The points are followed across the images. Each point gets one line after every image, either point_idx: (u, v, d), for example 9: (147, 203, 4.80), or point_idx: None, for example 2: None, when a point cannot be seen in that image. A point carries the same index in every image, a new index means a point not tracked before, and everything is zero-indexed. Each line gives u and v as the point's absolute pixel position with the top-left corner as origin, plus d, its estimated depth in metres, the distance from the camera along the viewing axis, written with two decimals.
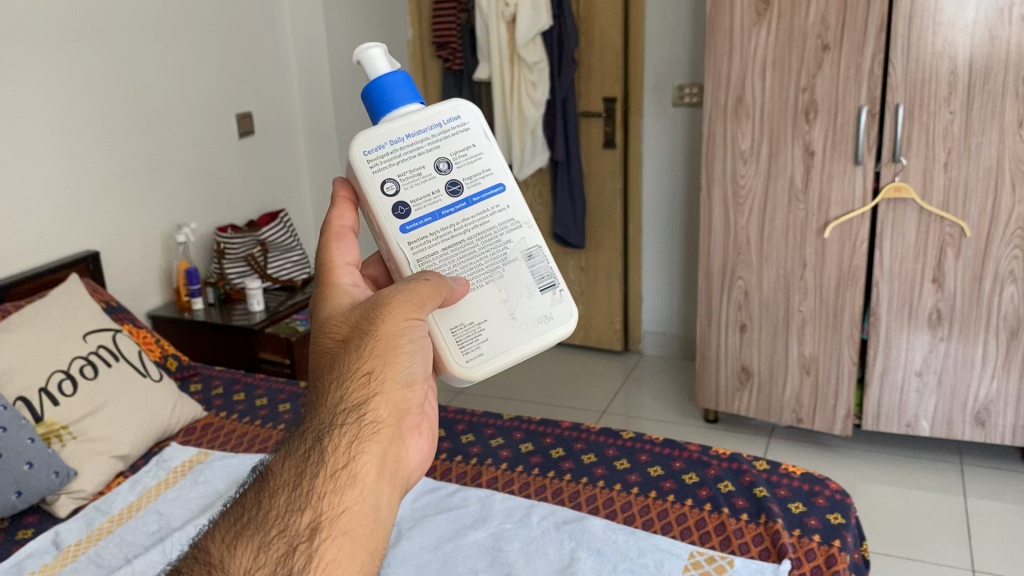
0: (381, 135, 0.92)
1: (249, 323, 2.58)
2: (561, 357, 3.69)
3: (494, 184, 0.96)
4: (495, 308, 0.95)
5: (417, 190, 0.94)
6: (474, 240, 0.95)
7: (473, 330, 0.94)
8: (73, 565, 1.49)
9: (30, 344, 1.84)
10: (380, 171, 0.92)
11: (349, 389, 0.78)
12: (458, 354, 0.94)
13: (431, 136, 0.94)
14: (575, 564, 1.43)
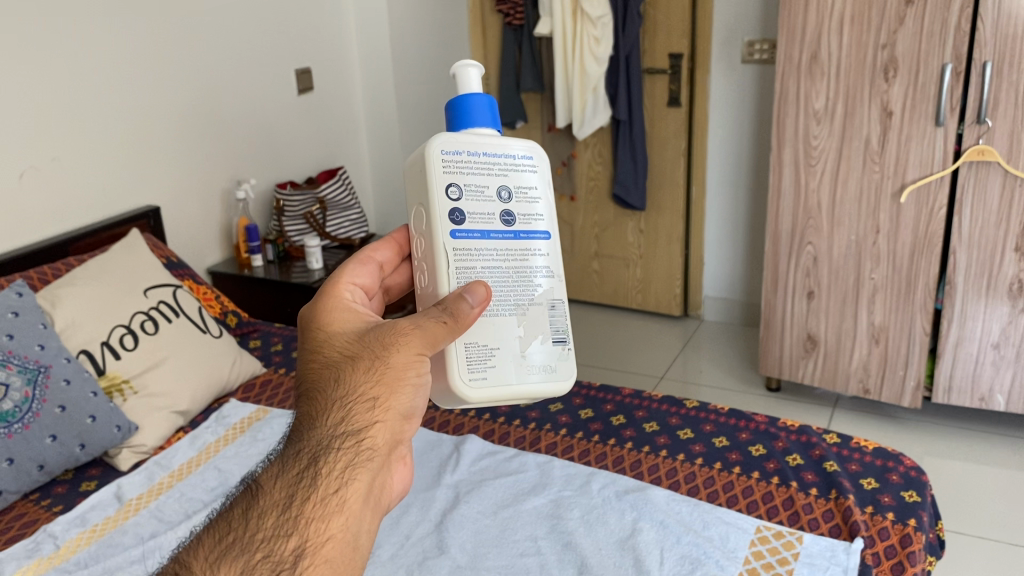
0: (461, 143, 0.89)
1: (306, 281, 2.57)
2: (617, 320, 3.64)
3: (541, 231, 0.94)
4: (510, 335, 0.90)
5: (475, 205, 0.90)
6: (509, 272, 0.92)
7: (484, 351, 0.89)
8: (135, 519, 1.51)
9: (92, 298, 1.84)
10: (451, 173, 0.89)
11: (352, 410, 0.79)
12: (464, 370, 0.87)
13: (503, 163, 0.92)
14: (636, 535, 1.41)
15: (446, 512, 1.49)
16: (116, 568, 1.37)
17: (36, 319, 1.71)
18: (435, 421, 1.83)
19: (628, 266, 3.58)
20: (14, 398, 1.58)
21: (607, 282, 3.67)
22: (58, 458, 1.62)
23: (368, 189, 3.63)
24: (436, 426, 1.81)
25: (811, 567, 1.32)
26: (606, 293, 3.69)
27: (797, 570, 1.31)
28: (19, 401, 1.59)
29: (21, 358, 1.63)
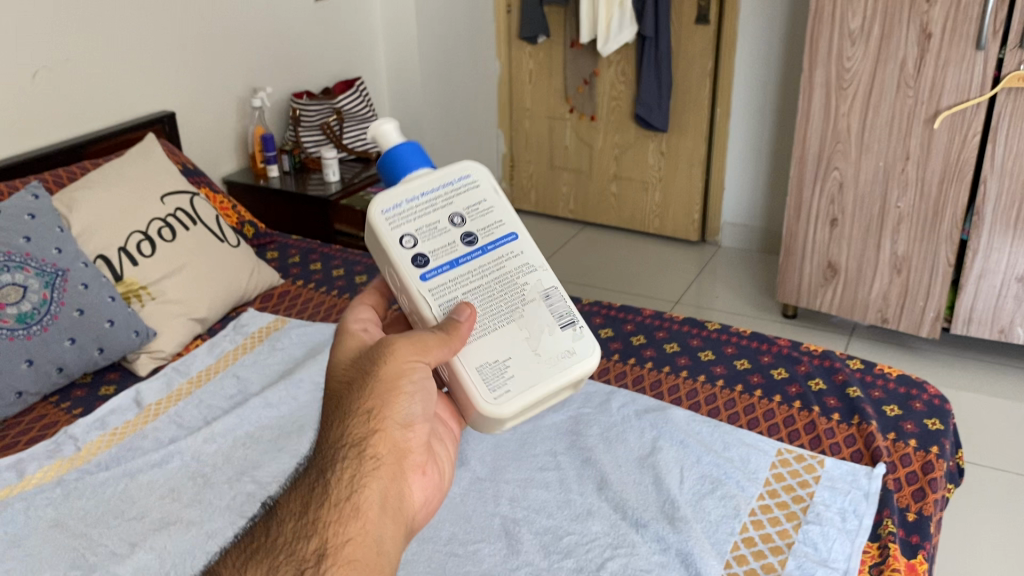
0: (396, 194, 0.85)
1: (324, 193, 2.51)
2: (634, 244, 3.60)
3: (507, 234, 0.88)
4: (515, 345, 0.85)
5: (435, 242, 0.85)
6: (494, 283, 0.86)
7: (497, 367, 0.84)
8: (154, 424, 1.52)
9: (109, 203, 1.81)
10: (398, 226, 0.84)
11: (351, 424, 0.78)
12: (483, 392, 0.83)
13: (444, 194, 0.87)
14: (656, 453, 1.40)
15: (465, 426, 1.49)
16: (138, 471, 1.38)
17: (52, 222, 1.68)
18: None
19: (647, 189, 3.53)
20: (32, 300, 1.56)
21: (625, 204, 3.62)
22: (78, 362, 1.61)
23: (385, 103, 3.56)
24: None
25: (831, 489, 1.31)
26: (624, 216, 3.65)
27: (818, 492, 1.31)
28: (37, 303, 1.57)
29: (38, 260, 1.60)
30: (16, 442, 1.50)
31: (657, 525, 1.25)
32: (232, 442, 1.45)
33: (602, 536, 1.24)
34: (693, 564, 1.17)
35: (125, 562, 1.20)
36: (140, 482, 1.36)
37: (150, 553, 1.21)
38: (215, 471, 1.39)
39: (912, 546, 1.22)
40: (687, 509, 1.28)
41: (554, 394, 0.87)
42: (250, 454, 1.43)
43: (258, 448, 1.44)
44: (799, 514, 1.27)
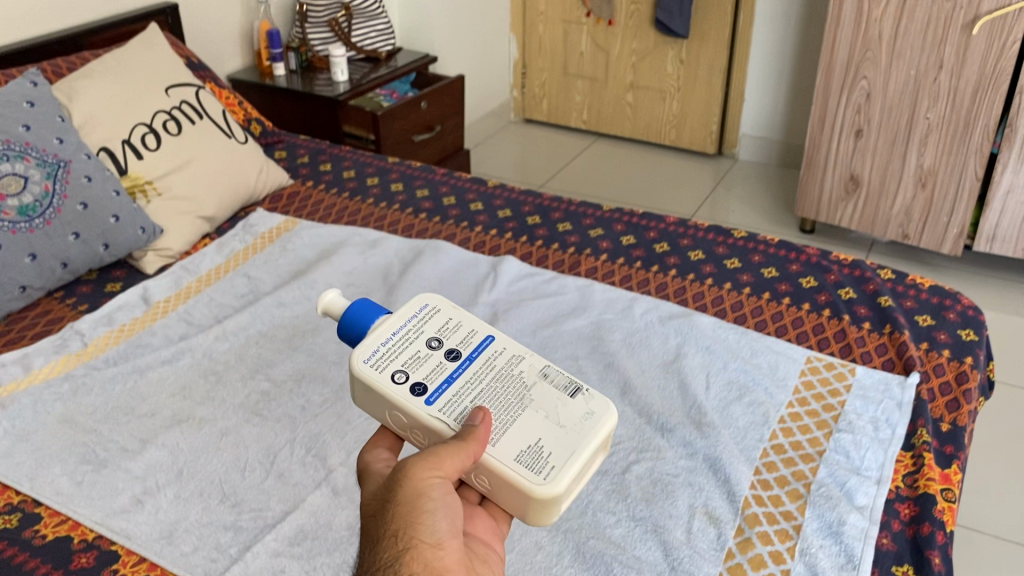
0: (368, 344, 0.79)
1: (332, 92, 2.36)
2: (649, 155, 3.51)
3: (485, 337, 0.83)
4: (537, 426, 0.77)
5: (423, 367, 0.79)
6: (494, 382, 0.80)
7: (531, 451, 0.75)
8: (163, 321, 1.47)
9: (111, 94, 1.73)
10: (385, 367, 0.78)
11: (381, 548, 0.69)
12: (527, 476, 0.73)
13: (412, 326, 0.82)
14: (681, 359, 1.36)
15: None
16: (147, 368, 1.34)
17: (52, 111, 1.61)
18: (470, 241, 1.73)
19: (665, 99, 3.43)
20: (34, 192, 1.50)
21: (640, 115, 3.52)
22: (82, 257, 1.56)
23: None
24: (471, 245, 1.72)
25: (863, 399, 1.27)
26: (639, 128, 3.56)
27: (850, 401, 1.27)
28: (40, 195, 1.50)
29: (38, 150, 1.53)
30: (21, 338, 1.45)
31: (684, 431, 1.21)
32: (244, 341, 1.41)
33: (626, 440, 1.20)
34: (722, 470, 1.13)
35: (137, 458, 1.17)
36: (150, 379, 1.32)
37: (162, 450, 1.18)
38: (227, 369, 1.35)
39: (946, 457, 1.19)
40: (715, 414, 1.24)
41: (595, 460, 0.78)
42: (262, 353, 1.39)
43: (271, 347, 1.40)
44: (830, 422, 1.23)
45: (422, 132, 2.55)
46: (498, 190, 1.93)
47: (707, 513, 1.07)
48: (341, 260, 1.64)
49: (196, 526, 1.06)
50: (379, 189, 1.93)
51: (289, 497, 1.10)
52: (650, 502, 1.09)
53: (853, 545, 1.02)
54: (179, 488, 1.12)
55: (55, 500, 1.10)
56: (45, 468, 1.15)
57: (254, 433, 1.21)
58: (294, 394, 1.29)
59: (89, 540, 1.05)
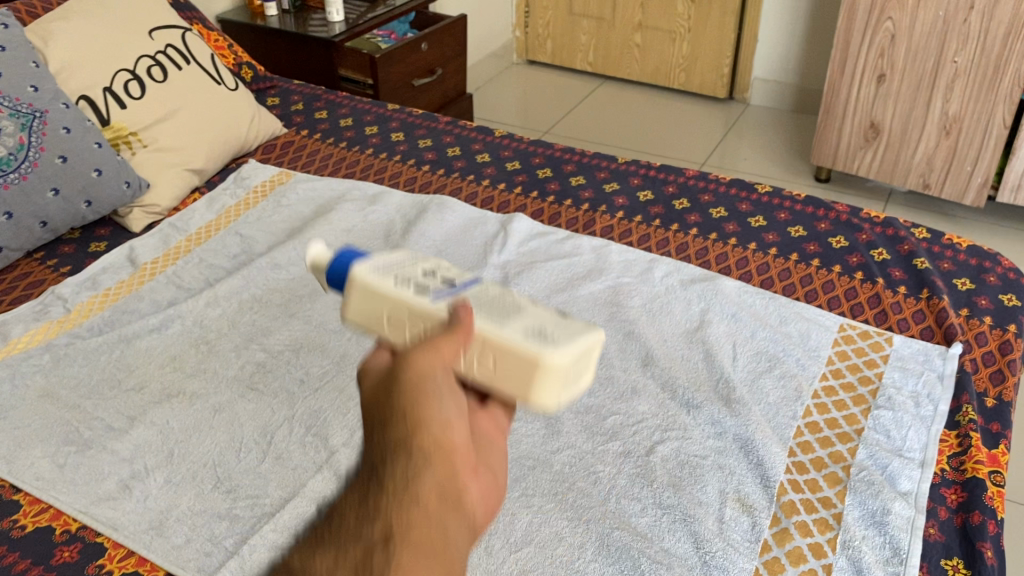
0: (363, 269, 0.71)
1: (327, 34, 2.20)
2: (656, 99, 3.38)
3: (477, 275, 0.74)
4: (533, 316, 0.67)
5: (419, 278, 0.70)
6: (490, 293, 0.70)
7: (529, 328, 0.65)
8: (150, 285, 1.38)
9: (89, 37, 1.60)
10: (381, 280, 0.70)
11: (383, 435, 0.55)
12: (523, 343, 0.62)
13: (407, 259, 0.74)
14: (706, 327, 1.27)
15: None
16: (134, 337, 1.25)
17: (26, 56, 1.48)
18: (477, 196, 1.63)
19: (675, 40, 3.30)
20: (8, 144, 1.38)
21: (649, 57, 3.39)
22: (63, 215, 1.46)
23: None
24: (478, 201, 1.62)
25: (902, 370, 1.19)
26: (647, 70, 3.42)
27: (888, 373, 1.19)
28: (14, 148, 1.39)
29: (11, 100, 1.41)
30: None
31: (711, 408, 1.12)
32: (237, 306, 1.32)
33: (650, 418, 1.11)
34: (754, 451, 1.05)
35: (124, 438, 1.08)
36: (138, 349, 1.24)
37: (151, 428, 1.10)
38: (220, 338, 1.26)
39: (993, 436, 1.11)
40: (744, 389, 1.16)
41: (589, 366, 0.67)
42: (258, 319, 1.30)
43: (268, 314, 1.31)
44: (868, 398, 1.15)
45: (422, 76, 2.42)
46: (505, 139, 1.82)
47: (739, 500, 0.99)
48: (340, 218, 1.54)
49: (188, 514, 0.98)
50: (379, 139, 1.82)
51: (288, 482, 1.02)
52: (678, 488, 1.01)
53: (899, 536, 0.95)
54: (170, 472, 1.04)
55: (36, 485, 1.02)
56: (25, 449, 1.07)
57: (250, 410, 1.13)
58: (293, 366, 1.20)
59: (72, 532, 0.97)
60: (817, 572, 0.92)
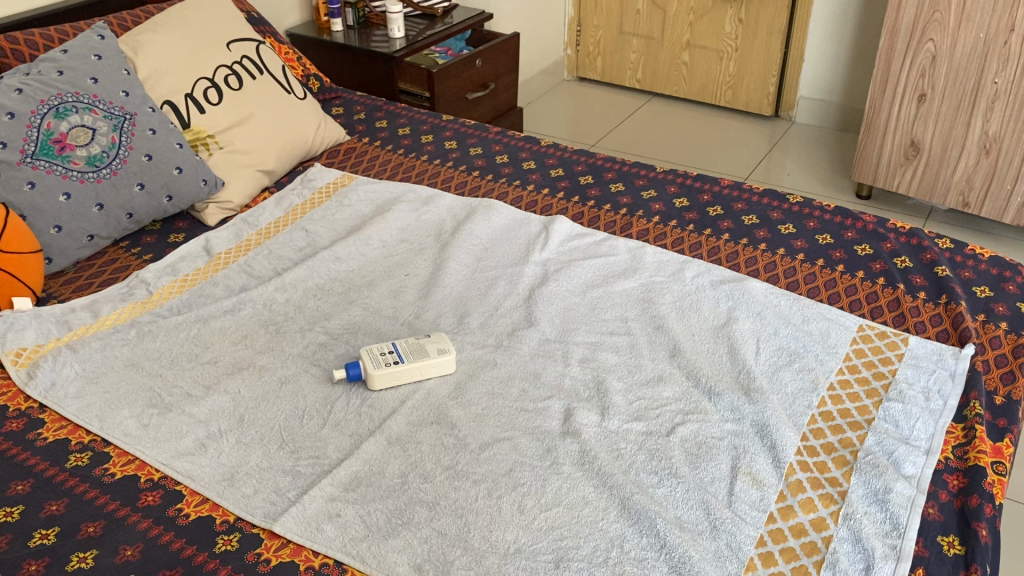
0: (358, 360, 1.26)
1: (388, 49, 2.34)
2: (703, 116, 3.46)
3: (373, 374, 1.23)
4: (423, 351, 1.27)
5: (383, 355, 1.26)
6: (409, 359, 1.25)
7: (421, 348, 1.28)
8: (225, 272, 1.52)
9: (174, 48, 1.76)
10: (369, 359, 1.25)
11: None
12: (434, 348, 1.27)
13: (371, 357, 1.25)
14: (732, 323, 1.36)
15: (535, 287, 1.47)
16: (210, 317, 1.39)
17: (119, 65, 1.64)
18: (522, 199, 1.75)
19: (722, 59, 3.39)
20: (102, 143, 1.54)
21: (697, 75, 3.48)
22: (147, 208, 1.61)
23: None
24: (523, 204, 1.73)
25: (915, 368, 1.27)
26: (694, 88, 3.52)
27: (901, 370, 1.27)
28: (106, 147, 1.54)
29: (106, 103, 1.57)
30: (89, 284, 1.50)
31: (731, 396, 1.21)
32: (302, 293, 1.46)
33: (673, 402, 1.21)
34: (769, 436, 1.14)
35: (200, 402, 1.22)
36: (213, 327, 1.37)
37: (225, 396, 1.23)
38: (287, 320, 1.39)
39: (999, 430, 1.18)
40: (764, 380, 1.24)
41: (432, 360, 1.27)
42: (321, 305, 1.43)
43: (329, 300, 1.45)
44: (880, 391, 1.23)
45: (476, 89, 2.54)
46: (551, 148, 1.93)
47: (751, 475, 1.08)
48: (395, 217, 1.67)
49: (256, 469, 1.10)
50: (434, 146, 1.95)
51: (344, 444, 1.14)
52: (693, 465, 1.10)
53: (899, 513, 1.03)
54: (241, 434, 1.16)
55: (124, 440, 1.15)
56: (115, 410, 1.20)
57: (312, 382, 1.26)
58: (351, 345, 1.33)
59: (155, 480, 1.10)
60: (817, 543, 1.00)
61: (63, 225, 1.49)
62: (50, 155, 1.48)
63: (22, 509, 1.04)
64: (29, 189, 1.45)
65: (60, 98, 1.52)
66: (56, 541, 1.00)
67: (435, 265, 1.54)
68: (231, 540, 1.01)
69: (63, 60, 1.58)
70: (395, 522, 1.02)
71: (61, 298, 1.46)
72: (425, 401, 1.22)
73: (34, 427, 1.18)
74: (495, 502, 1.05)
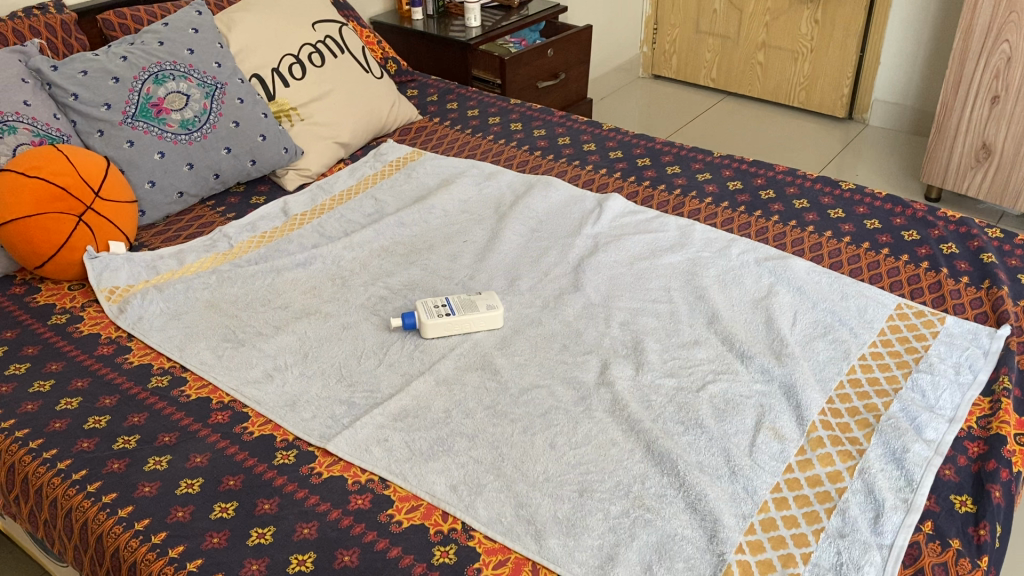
0: (415, 311, 1.36)
1: (464, 37, 2.45)
2: (776, 115, 3.48)
3: (429, 324, 1.33)
4: (475, 304, 1.36)
5: (436, 307, 1.35)
6: (461, 312, 1.35)
7: (472, 301, 1.38)
8: (299, 231, 1.64)
9: (264, 26, 1.90)
10: (425, 309, 1.35)
11: None
12: (484, 303, 1.37)
13: (427, 308, 1.35)
14: (771, 296, 1.42)
15: (584, 257, 1.55)
16: (283, 269, 1.51)
17: (213, 38, 1.78)
18: (580, 178, 1.83)
19: (797, 60, 3.40)
20: (194, 108, 1.68)
21: (771, 75, 3.50)
22: (232, 170, 1.74)
23: None
24: (580, 182, 1.81)
25: (949, 345, 1.30)
26: (768, 88, 3.54)
27: (934, 346, 1.30)
28: (198, 112, 1.68)
29: (200, 72, 1.71)
30: (177, 236, 1.64)
31: (763, 359, 1.27)
32: (368, 252, 1.57)
33: (706, 362, 1.27)
34: (795, 396, 1.19)
35: (270, 340, 1.33)
36: (285, 278, 1.49)
37: (292, 335, 1.35)
38: (352, 275, 1.51)
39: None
40: (797, 347, 1.30)
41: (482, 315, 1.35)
42: (384, 264, 1.54)
43: (392, 260, 1.55)
44: (910, 363, 1.27)
45: (547, 79, 2.63)
46: (613, 132, 2.00)
47: (773, 429, 1.14)
48: (459, 190, 1.77)
49: (315, 398, 1.21)
50: (500, 127, 2.04)
51: (395, 382, 1.25)
52: (719, 418, 1.16)
53: (914, 471, 1.07)
54: (304, 367, 1.28)
55: (200, 367, 1.27)
56: (193, 342, 1.33)
57: (371, 329, 1.37)
58: (408, 299, 1.44)
59: (225, 402, 1.22)
60: (830, 492, 1.05)
61: (157, 181, 1.64)
62: (148, 117, 1.63)
63: (108, 418, 1.17)
64: (128, 147, 1.60)
65: (160, 67, 1.67)
66: (137, 446, 1.12)
67: (492, 234, 1.63)
68: (288, 455, 1.12)
69: (164, 32, 1.73)
70: (437, 449, 1.12)
71: (151, 247, 1.61)
72: (473, 350, 1.32)
73: (122, 352, 1.31)
74: (529, 438, 1.14)
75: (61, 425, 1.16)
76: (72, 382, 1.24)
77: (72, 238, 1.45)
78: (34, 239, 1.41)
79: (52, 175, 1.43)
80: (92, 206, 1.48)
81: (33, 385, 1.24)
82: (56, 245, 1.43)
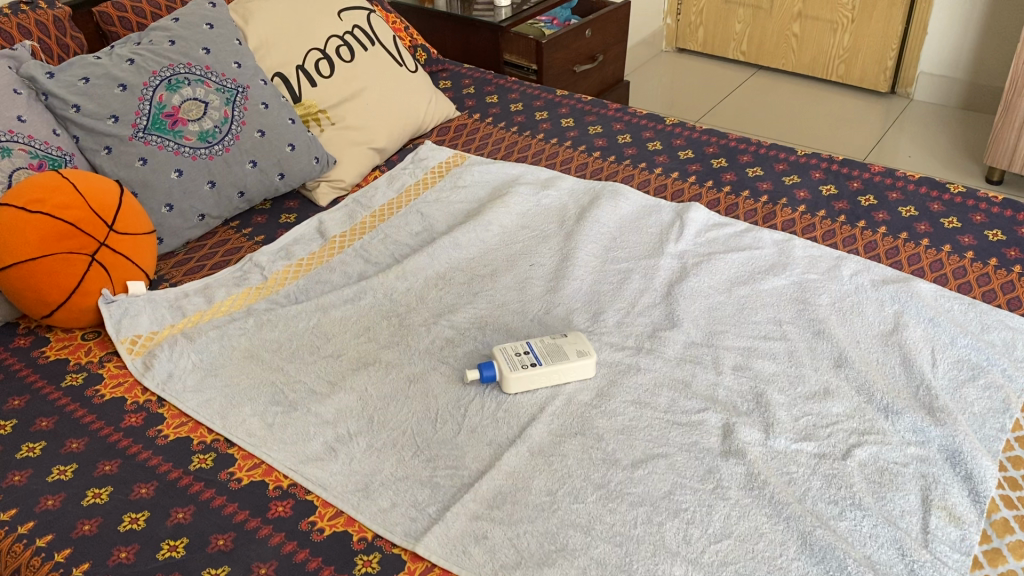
0: (495, 361, 1.15)
1: (494, 19, 2.22)
2: (814, 90, 3.27)
3: (512, 376, 1.13)
4: (563, 350, 1.17)
5: (518, 355, 1.15)
6: (549, 362, 1.15)
7: (557, 345, 1.18)
8: (340, 257, 1.44)
9: (284, 18, 1.67)
10: (506, 358, 1.15)
11: None
12: (574, 348, 1.17)
13: (509, 357, 1.15)
14: (902, 329, 1.22)
15: (673, 283, 1.35)
16: (330, 306, 1.31)
17: (230, 34, 1.56)
18: (650, 183, 1.62)
19: (836, 31, 3.18)
20: (214, 117, 1.46)
21: (807, 48, 3.29)
22: (259, 186, 1.52)
23: None
24: (651, 188, 1.61)
25: None
26: (803, 61, 3.33)
27: None
28: (219, 121, 1.46)
29: (218, 75, 1.49)
30: (201, 266, 1.43)
31: (913, 415, 1.08)
32: (424, 282, 1.37)
33: (845, 420, 1.08)
34: (963, 464, 1.01)
35: (326, 401, 1.13)
36: (333, 318, 1.29)
37: (351, 394, 1.14)
38: (410, 312, 1.30)
39: None
40: (948, 397, 1.11)
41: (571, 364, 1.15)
42: (445, 296, 1.34)
43: (452, 291, 1.35)
44: None
45: (584, 62, 2.41)
46: (678, 127, 1.80)
47: (946, 510, 0.96)
48: (516, 201, 1.56)
49: (391, 480, 1.02)
50: (549, 124, 1.83)
51: (483, 455, 1.05)
52: (877, 495, 0.98)
53: None
54: (371, 438, 1.08)
55: (249, 441, 1.07)
56: (236, 407, 1.13)
57: (443, 382, 1.16)
58: (480, 342, 1.24)
59: (284, 487, 1.02)
60: None
61: (175, 204, 1.42)
62: (162, 130, 1.41)
63: (147, 516, 0.97)
64: (140, 165, 1.39)
65: (172, 70, 1.45)
66: (186, 555, 0.93)
67: (562, 254, 1.43)
68: (371, 561, 0.93)
69: (174, 28, 1.50)
70: (549, 549, 0.93)
71: (173, 281, 1.40)
72: (566, 409, 1.12)
73: (154, 422, 1.11)
74: (657, 530, 0.94)
75: (90, 527, 0.96)
76: (99, 467, 1.04)
77: (84, 281, 1.24)
78: (41, 286, 1.20)
79: (58, 209, 1.22)
80: (105, 242, 1.26)
81: (51, 472, 1.04)
82: (67, 291, 1.22)
